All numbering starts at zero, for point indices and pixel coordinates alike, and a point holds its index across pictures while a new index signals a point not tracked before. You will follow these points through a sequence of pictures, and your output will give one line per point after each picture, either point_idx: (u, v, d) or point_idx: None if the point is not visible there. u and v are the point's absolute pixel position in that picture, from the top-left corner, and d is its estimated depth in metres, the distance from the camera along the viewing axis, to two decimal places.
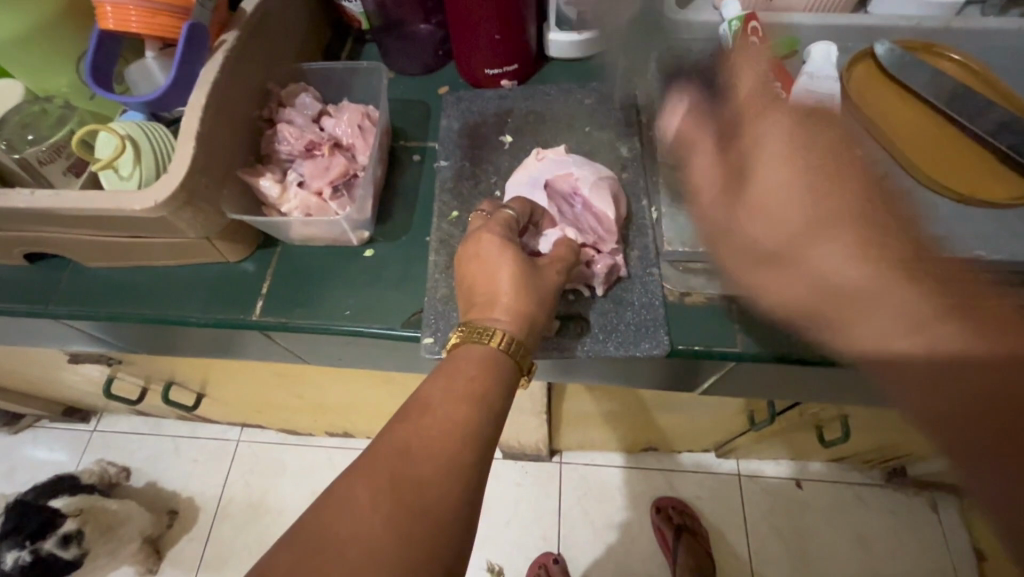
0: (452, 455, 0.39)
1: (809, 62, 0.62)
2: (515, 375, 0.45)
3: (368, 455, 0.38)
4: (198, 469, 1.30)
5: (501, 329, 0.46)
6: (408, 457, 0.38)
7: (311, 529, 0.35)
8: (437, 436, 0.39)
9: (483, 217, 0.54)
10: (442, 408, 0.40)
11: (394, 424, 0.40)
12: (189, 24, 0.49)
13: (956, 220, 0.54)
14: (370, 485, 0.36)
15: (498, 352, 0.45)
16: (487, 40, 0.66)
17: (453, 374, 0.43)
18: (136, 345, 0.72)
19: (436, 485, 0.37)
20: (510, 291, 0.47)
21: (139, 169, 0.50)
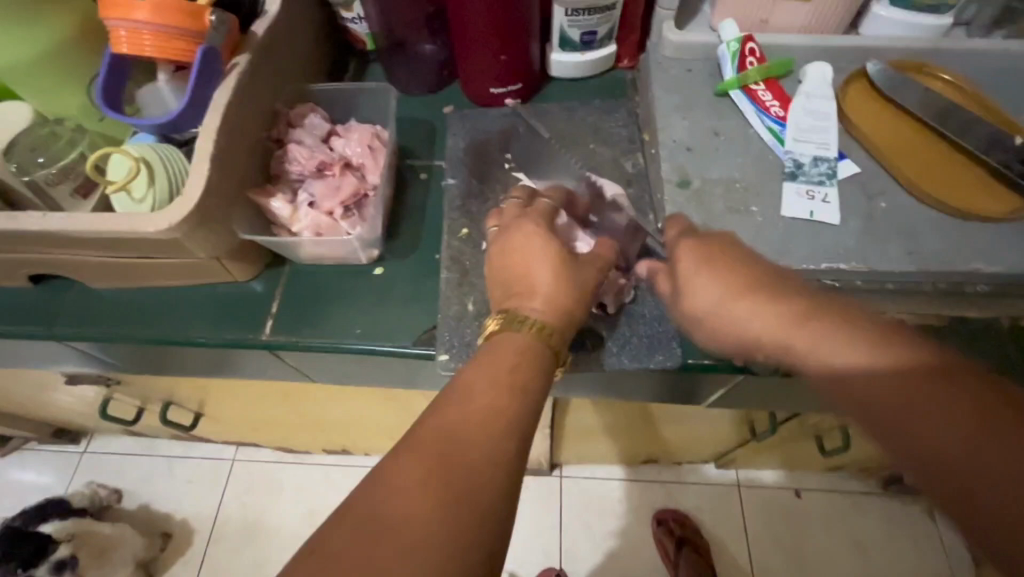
0: (497, 441, 0.38)
1: (806, 82, 0.65)
2: (554, 366, 0.45)
3: (410, 442, 0.37)
4: (194, 489, 1.28)
5: (539, 319, 0.45)
6: (453, 443, 0.37)
7: (359, 513, 0.34)
8: (480, 424, 0.38)
9: (519, 206, 0.55)
10: (484, 395, 0.40)
11: (434, 411, 0.39)
12: (203, 48, 0.50)
13: (953, 234, 0.56)
14: (417, 470, 0.35)
15: (536, 341, 0.44)
16: (492, 60, 0.67)
17: (493, 362, 0.42)
18: (138, 365, 0.72)
19: (483, 470, 0.36)
20: (548, 280, 0.47)
21: (152, 191, 0.50)
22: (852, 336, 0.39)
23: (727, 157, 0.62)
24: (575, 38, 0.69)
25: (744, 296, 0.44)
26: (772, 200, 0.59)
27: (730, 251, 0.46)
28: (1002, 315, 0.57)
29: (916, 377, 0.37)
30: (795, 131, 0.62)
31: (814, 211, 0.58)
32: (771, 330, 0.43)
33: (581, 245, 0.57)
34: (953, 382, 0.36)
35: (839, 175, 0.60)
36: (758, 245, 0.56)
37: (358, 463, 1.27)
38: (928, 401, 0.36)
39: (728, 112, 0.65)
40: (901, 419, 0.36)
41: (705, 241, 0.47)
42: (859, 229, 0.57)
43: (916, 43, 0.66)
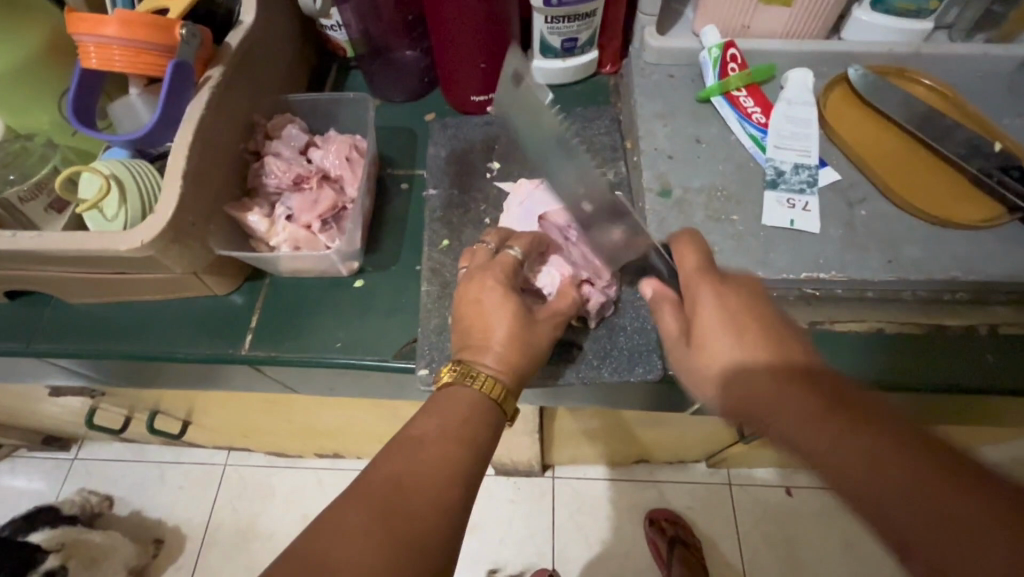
0: (443, 489, 0.39)
1: (787, 88, 0.64)
2: (501, 419, 0.46)
3: (358, 486, 0.38)
4: (185, 495, 1.28)
5: (489, 375, 0.46)
6: (400, 489, 0.38)
7: (303, 554, 0.34)
8: (428, 473, 0.39)
9: (487, 253, 0.54)
10: (435, 445, 0.41)
11: (386, 455, 0.41)
12: (175, 61, 0.49)
13: (933, 242, 0.56)
14: (364, 513, 0.36)
15: (485, 397, 0.45)
16: (473, 68, 0.67)
17: (444, 413, 0.44)
18: (120, 378, 0.71)
19: (425, 518, 0.37)
20: (503, 338, 0.47)
21: (124, 209, 0.49)
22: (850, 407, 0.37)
23: (708, 166, 0.62)
24: (556, 45, 0.69)
25: (736, 329, 0.42)
26: (752, 209, 0.59)
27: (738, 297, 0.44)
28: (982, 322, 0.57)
29: (885, 449, 0.35)
30: (776, 138, 0.62)
31: (794, 219, 0.58)
32: (758, 368, 0.41)
33: (545, 291, 0.57)
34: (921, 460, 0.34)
35: (820, 182, 0.60)
36: (739, 254, 0.56)
37: (349, 467, 1.27)
38: (915, 475, 0.33)
39: (710, 119, 0.65)
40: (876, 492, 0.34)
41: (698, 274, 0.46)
42: (839, 238, 0.57)
43: (897, 48, 0.65)
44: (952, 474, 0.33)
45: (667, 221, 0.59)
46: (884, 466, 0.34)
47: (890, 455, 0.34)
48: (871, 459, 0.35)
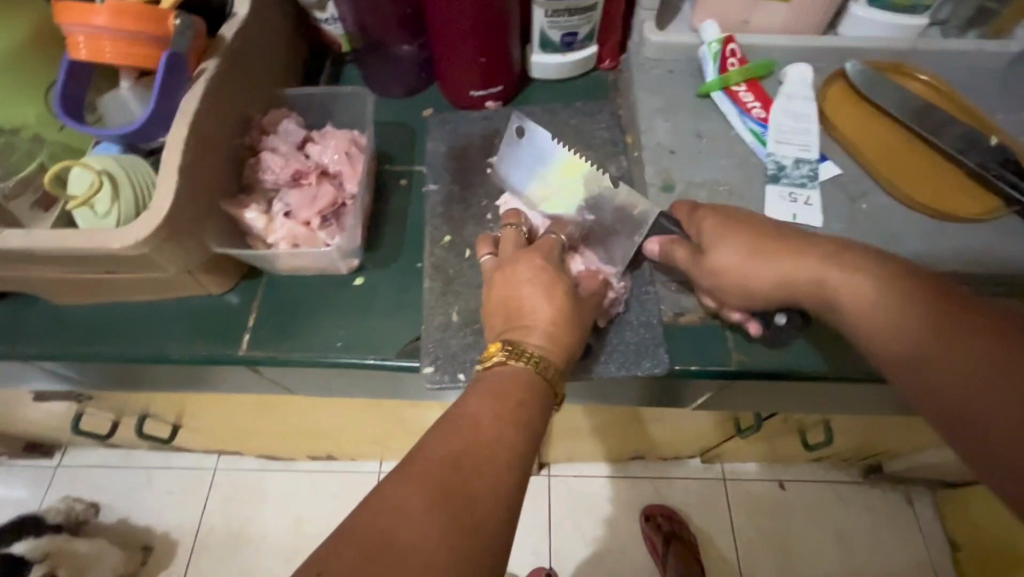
0: (499, 473, 0.37)
1: (786, 83, 0.65)
2: (552, 400, 0.44)
3: (412, 466, 0.37)
4: (174, 500, 1.25)
5: (542, 354, 0.44)
6: (460, 470, 0.36)
7: (366, 534, 0.33)
8: (486, 457, 0.38)
9: (517, 232, 0.54)
10: (490, 427, 0.39)
11: (438, 438, 0.38)
12: (169, 52, 0.47)
13: (933, 235, 0.56)
14: (423, 492, 0.35)
15: (538, 379, 0.43)
16: (472, 62, 0.66)
17: (499, 395, 0.42)
18: (109, 382, 0.69)
19: (485, 503, 0.36)
20: (548, 317, 0.46)
21: (118, 206, 0.48)
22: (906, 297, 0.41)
23: (710, 160, 0.62)
24: (555, 40, 0.68)
25: (765, 257, 0.47)
26: (755, 203, 0.59)
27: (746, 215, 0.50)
28: None
29: (918, 306, 0.40)
30: (777, 132, 0.62)
31: (796, 213, 0.58)
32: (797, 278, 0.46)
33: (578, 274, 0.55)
34: (932, 305, 0.40)
35: (821, 177, 0.60)
36: None
37: (344, 469, 1.25)
38: (942, 331, 0.39)
39: (710, 114, 0.65)
40: (935, 378, 0.39)
41: (721, 210, 0.51)
42: (841, 231, 0.57)
43: (893, 43, 0.66)
44: (1007, 343, 0.37)
45: None
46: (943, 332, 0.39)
47: (917, 311, 0.40)
48: (911, 317, 0.40)
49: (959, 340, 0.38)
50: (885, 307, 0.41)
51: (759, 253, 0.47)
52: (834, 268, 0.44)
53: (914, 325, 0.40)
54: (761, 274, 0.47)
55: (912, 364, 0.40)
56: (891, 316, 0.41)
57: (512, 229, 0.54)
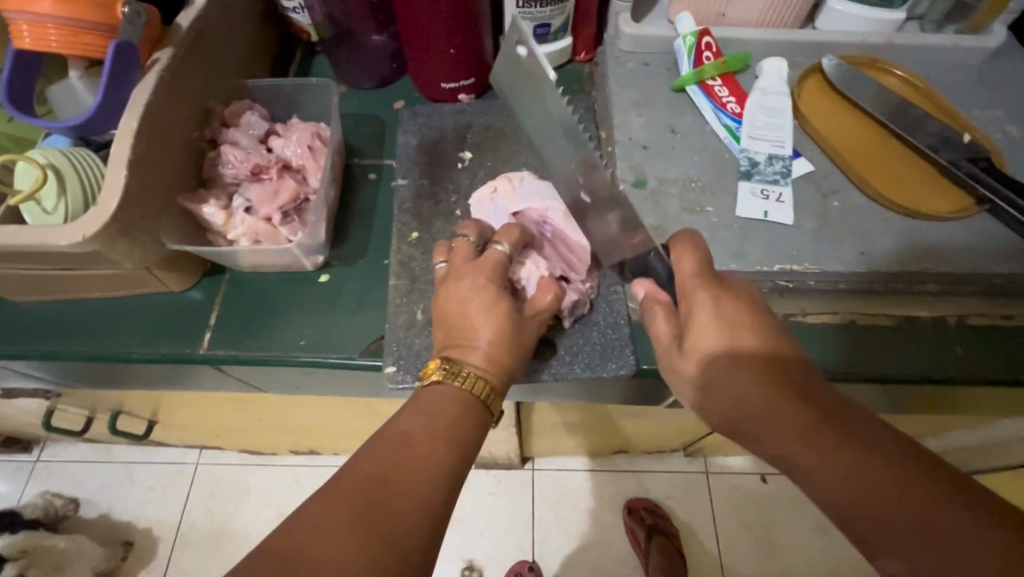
0: (426, 488, 0.37)
1: (762, 77, 0.64)
2: (486, 420, 0.45)
3: (339, 481, 0.37)
4: (155, 496, 1.24)
5: (476, 372, 0.45)
6: (384, 485, 0.36)
7: (283, 546, 0.33)
8: (413, 471, 0.38)
9: (469, 244, 0.52)
10: (422, 443, 0.39)
11: (368, 454, 0.39)
12: (116, 42, 0.45)
13: (903, 234, 0.56)
14: (344, 511, 0.34)
15: (471, 396, 0.44)
16: (442, 53, 0.64)
17: (431, 413, 0.42)
18: (74, 379, 0.67)
19: (407, 515, 0.36)
20: (488, 337, 0.46)
21: (65, 201, 0.46)
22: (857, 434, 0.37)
23: (683, 156, 0.61)
24: (529, 31, 0.67)
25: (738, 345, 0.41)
26: (726, 200, 0.58)
27: (741, 303, 0.43)
28: (950, 313, 0.57)
29: (883, 465, 0.35)
30: (751, 128, 0.61)
31: (768, 210, 0.57)
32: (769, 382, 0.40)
33: (527, 288, 0.53)
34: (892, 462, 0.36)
35: (794, 173, 0.60)
36: (712, 247, 0.56)
37: (326, 464, 1.24)
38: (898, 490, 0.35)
39: (684, 108, 0.64)
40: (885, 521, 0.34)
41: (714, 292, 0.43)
42: (812, 229, 0.57)
43: (869, 37, 0.65)
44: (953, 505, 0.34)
45: (641, 213, 0.58)
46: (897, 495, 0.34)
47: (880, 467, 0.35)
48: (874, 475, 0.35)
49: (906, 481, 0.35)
50: (849, 462, 0.36)
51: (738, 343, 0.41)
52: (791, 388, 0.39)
53: (872, 483, 0.35)
54: (734, 395, 0.40)
55: (857, 522, 0.36)
56: (847, 467, 0.36)
57: (465, 241, 0.53)
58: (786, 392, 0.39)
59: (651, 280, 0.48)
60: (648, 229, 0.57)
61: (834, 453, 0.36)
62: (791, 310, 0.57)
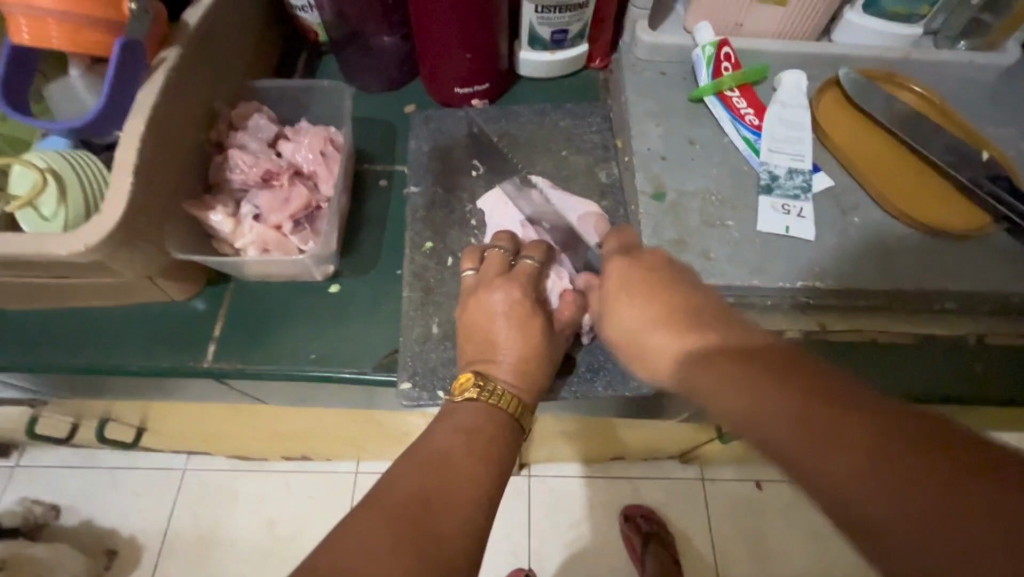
0: (468, 509, 0.36)
1: (781, 90, 0.63)
2: (518, 441, 0.44)
3: (380, 498, 0.35)
4: (138, 503, 1.19)
5: (511, 391, 0.44)
6: (427, 506, 0.35)
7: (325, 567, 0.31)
8: (455, 492, 0.36)
9: (504, 256, 0.51)
10: (463, 462, 0.38)
11: (409, 469, 0.37)
12: (122, 40, 0.42)
13: (923, 251, 0.56)
14: (388, 530, 0.33)
15: (507, 416, 0.43)
16: (456, 58, 0.63)
17: (468, 431, 0.41)
18: (63, 389, 0.64)
19: (452, 539, 0.34)
20: (518, 351, 0.46)
21: (65, 207, 0.43)
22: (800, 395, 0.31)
23: (702, 168, 0.60)
24: (545, 36, 0.65)
25: (676, 330, 0.38)
26: (746, 213, 0.58)
27: (666, 282, 0.41)
28: (972, 333, 0.58)
29: (845, 430, 0.29)
30: (770, 141, 0.60)
31: (789, 225, 0.56)
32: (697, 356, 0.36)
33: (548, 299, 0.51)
34: (912, 444, 0.27)
35: (814, 188, 0.59)
36: (733, 262, 0.55)
37: (319, 471, 1.21)
38: (915, 474, 0.26)
39: (703, 119, 0.63)
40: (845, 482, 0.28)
41: (636, 263, 0.44)
42: (833, 246, 0.56)
43: (886, 52, 0.65)
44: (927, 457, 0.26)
45: (662, 226, 0.57)
46: (911, 489, 0.26)
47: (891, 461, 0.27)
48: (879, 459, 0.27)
49: (848, 442, 0.28)
50: (803, 426, 0.30)
51: (674, 326, 0.38)
52: (733, 359, 0.34)
53: (897, 476, 0.26)
54: (722, 410, 0.33)
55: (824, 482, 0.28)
56: (832, 459, 0.28)
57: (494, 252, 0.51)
58: (737, 361, 0.34)
59: (606, 244, 0.49)
60: (669, 242, 0.56)
61: (836, 454, 0.28)
62: (815, 325, 0.57)
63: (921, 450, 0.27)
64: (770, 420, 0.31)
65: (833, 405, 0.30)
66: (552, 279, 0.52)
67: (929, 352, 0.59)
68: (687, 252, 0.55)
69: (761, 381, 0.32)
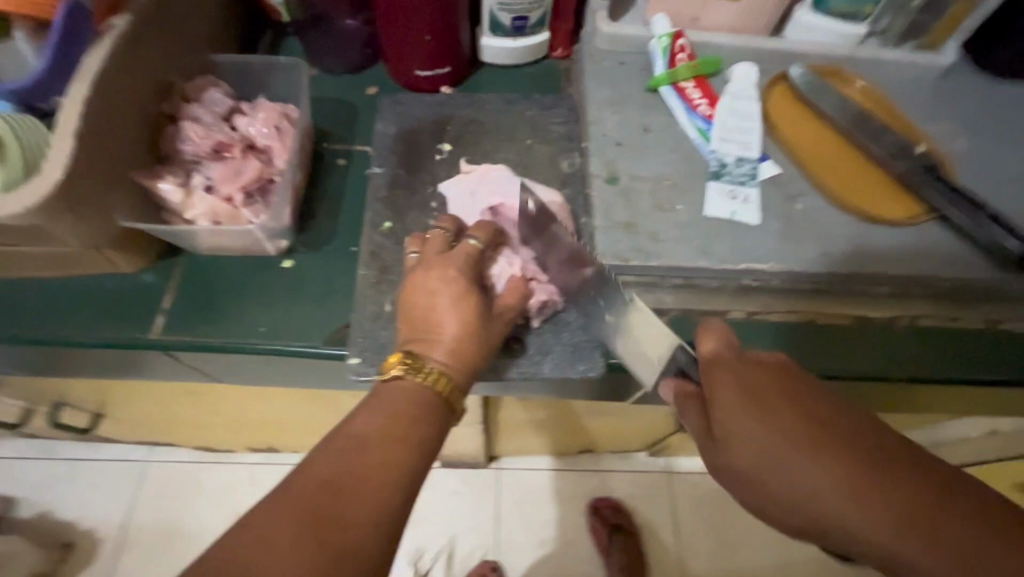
0: (381, 494, 0.36)
1: (733, 81, 0.65)
2: (449, 418, 0.43)
3: (286, 489, 0.35)
4: (97, 495, 1.16)
5: (439, 370, 0.44)
6: (335, 495, 0.35)
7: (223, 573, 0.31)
8: (368, 478, 0.36)
9: (445, 237, 0.52)
10: (378, 449, 0.37)
11: (321, 458, 0.37)
12: (67, 3, 0.43)
13: (861, 237, 0.58)
14: (291, 520, 0.33)
15: (433, 396, 0.42)
16: (416, 40, 0.63)
17: (389, 414, 0.40)
18: (12, 366, 0.63)
19: (358, 524, 0.34)
20: (455, 333, 0.46)
21: (3, 168, 0.43)
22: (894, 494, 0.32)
23: (655, 155, 0.62)
24: (506, 23, 0.66)
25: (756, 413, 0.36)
26: (696, 198, 0.59)
27: (765, 370, 0.38)
28: (903, 317, 0.60)
29: (914, 505, 0.32)
30: (720, 130, 0.62)
31: (735, 210, 0.59)
32: (773, 448, 0.35)
33: (494, 284, 0.54)
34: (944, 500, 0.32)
35: (761, 176, 0.61)
36: (681, 244, 0.57)
37: (284, 463, 1.19)
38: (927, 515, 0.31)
39: (658, 108, 0.65)
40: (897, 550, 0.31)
41: (739, 368, 0.39)
42: (777, 231, 0.58)
43: (834, 49, 0.67)
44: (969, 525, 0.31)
45: (614, 209, 0.58)
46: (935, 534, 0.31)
47: (965, 524, 0.31)
48: (936, 526, 0.31)
49: (890, 503, 0.32)
50: (870, 512, 0.32)
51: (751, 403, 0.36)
52: (817, 457, 0.34)
53: (956, 551, 0.30)
54: (774, 487, 0.35)
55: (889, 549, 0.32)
56: (868, 517, 0.32)
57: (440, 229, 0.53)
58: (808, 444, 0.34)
59: (697, 344, 0.42)
60: (620, 224, 0.57)
61: (856, 505, 0.32)
62: (757, 308, 0.60)
63: (956, 515, 0.31)
64: (834, 499, 0.33)
65: (895, 487, 0.32)
66: (498, 264, 0.54)
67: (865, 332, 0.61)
68: (637, 234, 0.57)
69: (821, 465, 0.33)
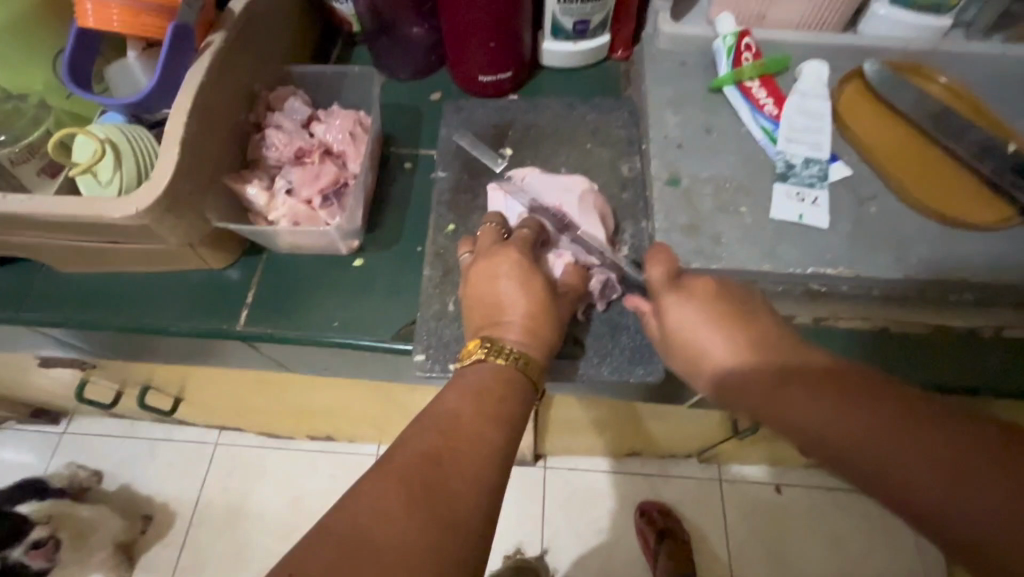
0: (480, 467, 0.38)
1: (802, 80, 0.63)
2: (531, 396, 0.45)
3: (393, 462, 0.37)
4: (173, 472, 1.25)
5: (519, 350, 0.46)
6: (440, 466, 0.37)
7: (340, 529, 0.33)
8: (469, 452, 0.38)
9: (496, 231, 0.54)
10: (473, 423, 0.40)
11: (418, 433, 0.39)
12: (174, 27, 0.47)
13: (943, 241, 0.55)
14: (402, 490, 0.35)
15: (519, 373, 0.45)
16: (480, 47, 0.65)
17: (480, 391, 0.42)
18: (112, 351, 0.69)
19: (464, 497, 0.36)
20: (521, 314, 0.47)
21: (119, 175, 0.48)
22: (872, 403, 0.36)
23: (719, 156, 0.61)
24: (567, 27, 0.67)
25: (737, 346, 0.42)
26: (761, 200, 0.58)
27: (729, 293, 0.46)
28: (987, 326, 0.58)
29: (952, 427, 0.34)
30: (789, 130, 0.61)
31: (802, 213, 0.57)
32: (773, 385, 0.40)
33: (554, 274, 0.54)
34: (927, 421, 0.35)
35: (831, 176, 0.59)
36: (746, 247, 0.56)
37: (342, 451, 1.24)
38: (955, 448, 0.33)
39: (721, 109, 0.64)
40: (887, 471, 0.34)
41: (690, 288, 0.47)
42: (848, 234, 0.56)
43: (913, 44, 0.64)
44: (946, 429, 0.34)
45: (675, 210, 0.58)
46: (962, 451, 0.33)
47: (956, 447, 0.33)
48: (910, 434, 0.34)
49: (915, 422, 0.35)
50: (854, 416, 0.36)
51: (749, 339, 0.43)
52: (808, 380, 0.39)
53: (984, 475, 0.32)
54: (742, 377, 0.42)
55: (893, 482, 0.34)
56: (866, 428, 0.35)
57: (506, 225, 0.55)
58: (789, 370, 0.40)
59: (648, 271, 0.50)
60: (681, 227, 0.57)
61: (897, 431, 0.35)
62: (823, 313, 0.59)
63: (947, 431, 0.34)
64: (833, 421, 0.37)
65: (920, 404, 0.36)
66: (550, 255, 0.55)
67: (941, 339, 0.59)
68: (699, 236, 0.56)
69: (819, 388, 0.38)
